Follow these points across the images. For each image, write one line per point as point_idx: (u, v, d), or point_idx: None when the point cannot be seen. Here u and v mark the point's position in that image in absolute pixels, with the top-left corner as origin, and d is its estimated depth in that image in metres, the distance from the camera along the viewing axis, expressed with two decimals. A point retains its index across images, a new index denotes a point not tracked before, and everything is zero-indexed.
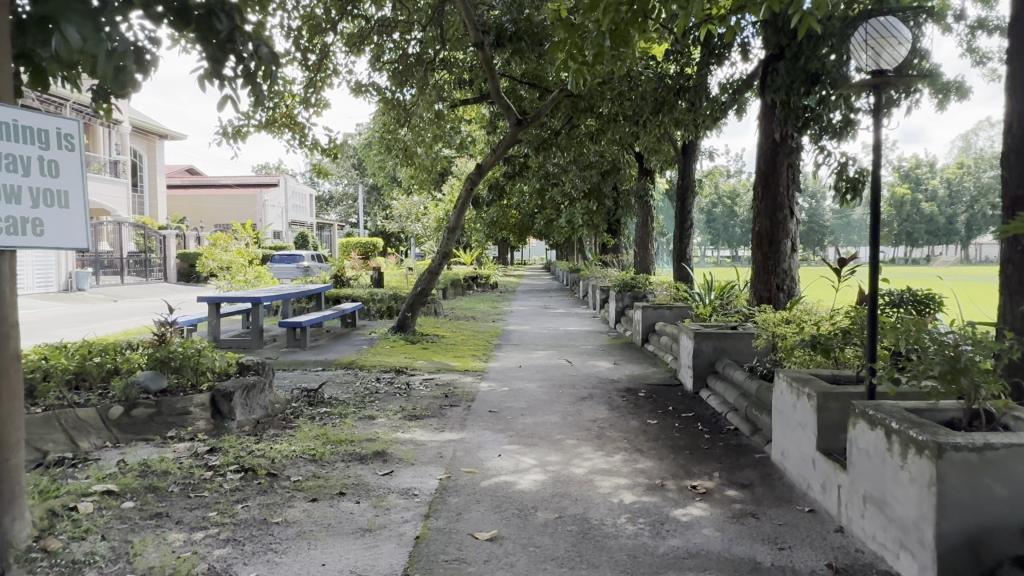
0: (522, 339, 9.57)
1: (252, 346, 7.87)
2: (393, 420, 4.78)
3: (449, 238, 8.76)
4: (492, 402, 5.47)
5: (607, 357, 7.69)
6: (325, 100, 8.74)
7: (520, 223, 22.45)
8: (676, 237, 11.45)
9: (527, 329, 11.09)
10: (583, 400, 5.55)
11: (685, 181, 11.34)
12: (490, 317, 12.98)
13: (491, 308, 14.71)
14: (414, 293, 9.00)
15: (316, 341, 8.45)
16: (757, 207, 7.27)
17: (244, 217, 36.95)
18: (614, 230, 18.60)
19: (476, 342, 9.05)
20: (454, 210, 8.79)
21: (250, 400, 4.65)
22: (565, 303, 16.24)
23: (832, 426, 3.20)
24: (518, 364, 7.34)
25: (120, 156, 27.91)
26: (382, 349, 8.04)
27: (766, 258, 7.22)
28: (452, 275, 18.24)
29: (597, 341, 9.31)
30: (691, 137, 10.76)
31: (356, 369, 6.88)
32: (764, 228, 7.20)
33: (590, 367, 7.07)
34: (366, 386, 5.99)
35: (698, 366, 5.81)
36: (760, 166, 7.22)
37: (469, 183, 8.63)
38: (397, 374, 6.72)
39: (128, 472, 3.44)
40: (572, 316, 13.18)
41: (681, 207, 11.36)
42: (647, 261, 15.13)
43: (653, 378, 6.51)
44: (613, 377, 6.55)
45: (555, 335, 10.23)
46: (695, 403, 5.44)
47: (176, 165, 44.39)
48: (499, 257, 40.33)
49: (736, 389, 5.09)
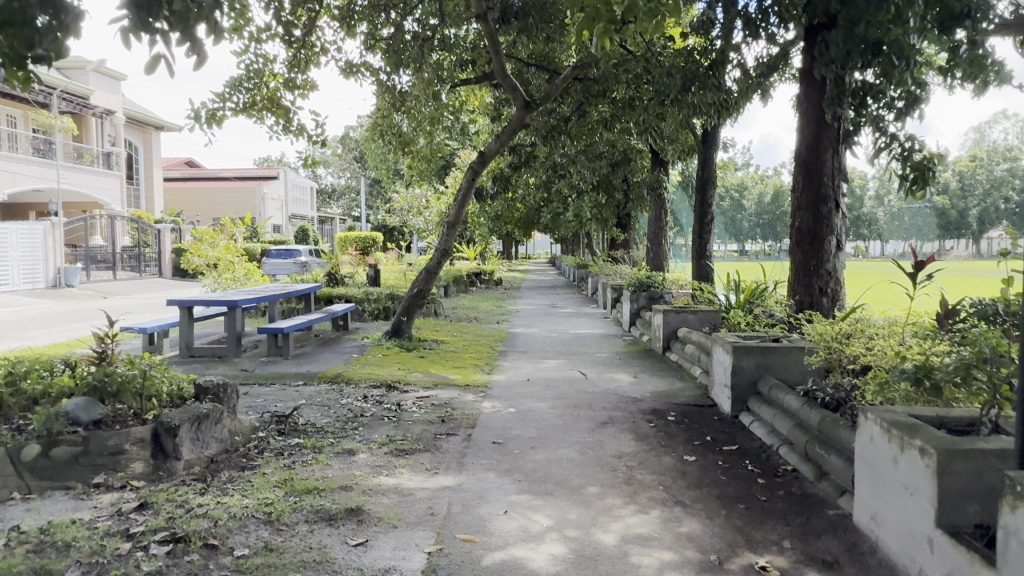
0: (529, 345, 8.73)
1: (228, 355, 7.04)
2: (376, 458, 3.94)
3: (449, 235, 7.93)
4: (496, 429, 4.64)
5: (626, 367, 6.85)
6: (312, 81, 7.88)
7: (525, 217, 21.59)
8: (695, 233, 10.59)
9: (534, 332, 10.26)
10: (604, 427, 4.71)
11: (705, 172, 10.46)
12: (493, 317, 12.16)
13: (495, 307, 13.88)
14: (410, 295, 8.15)
15: (302, 349, 7.62)
16: (797, 200, 6.41)
17: (243, 211, 36.23)
18: (624, 224, 17.72)
19: (479, 348, 8.22)
20: (454, 203, 7.91)
21: (202, 434, 3.80)
22: (573, 302, 15.38)
23: (958, 495, 2.36)
24: (526, 377, 6.50)
25: (114, 148, 27.12)
26: (374, 358, 7.20)
27: (806, 257, 6.37)
28: (453, 272, 17.40)
29: (612, 347, 8.46)
30: (713, 123, 9.88)
31: (341, 384, 6.06)
32: (804, 224, 6.35)
33: (607, 382, 6.22)
34: (350, 408, 5.15)
35: (737, 385, 4.98)
36: (800, 152, 6.37)
37: (471, 174, 7.76)
38: (388, 389, 5.90)
39: (18, 548, 2.62)
40: (582, 317, 12.34)
41: (700, 200, 10.49)
42: (661, 258, 14.27)
43: (681, 396, 5.66)
44: (635, 395, 5.73)
45: (565, 339, 9.40)
46: (736, 432, 4.60)
47: (174, 158, 43.61)
48: (503, 251, 39.55)
49: (789, 417, 4.26)
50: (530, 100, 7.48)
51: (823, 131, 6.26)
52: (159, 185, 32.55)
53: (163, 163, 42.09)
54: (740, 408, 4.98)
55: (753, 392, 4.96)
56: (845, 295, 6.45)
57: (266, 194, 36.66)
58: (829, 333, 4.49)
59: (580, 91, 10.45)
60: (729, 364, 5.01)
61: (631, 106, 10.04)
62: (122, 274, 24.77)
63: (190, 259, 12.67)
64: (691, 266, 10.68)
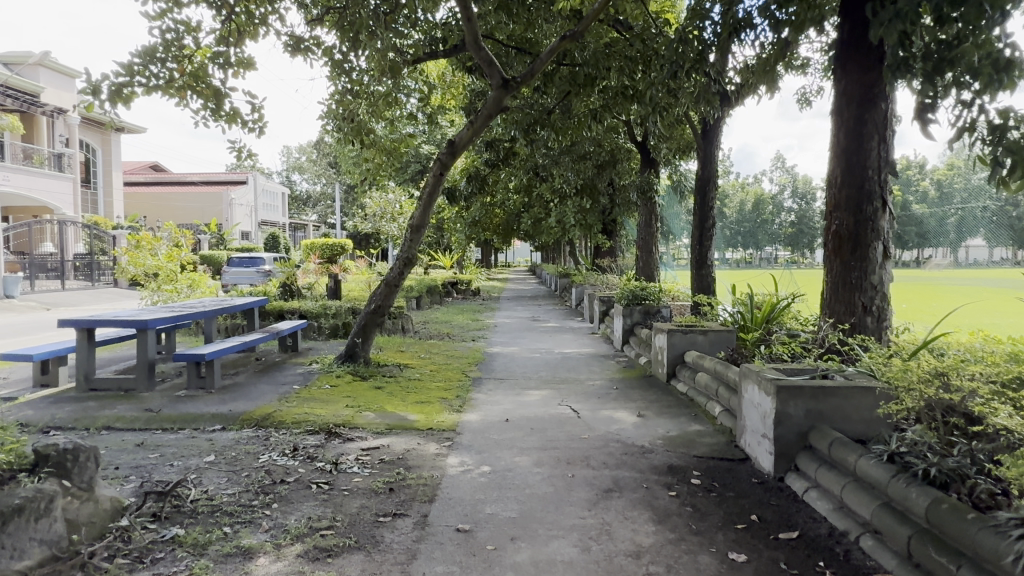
0: (509, 369, 7.48)
1: (138, 389, 5.70)
2: (281, 569, 2.67)
3: (412, 243, 6.66)
4: (462, 505, 3.38)
5: (627, 401, 5.63)
6: (248, 58, 6.58)
7: (504, 224, 20.33)
8: (695, 239, 9.43)
9: (514, 351, 9.03)
10: (610, 500, 3.47)
11: (706, 170, 9.31)
12: (468, 333, 10.90)
13: (471, 321, 12.62)
14: (365, 312, 6.83)
15: (233, 378, 6.30)
16: (835, 198, 5.28)
17: (209, 217, 34.68)
18: (610, 230, 16.61)
19: (449, 374, 6.96)
20: (419, 203, 6.63)
21: (13, 537, 2.46)
22: (555, 315, 14.15)
23: None
24: (505, 416, 5.25)
25: (67, 149, 25.47)
26: (321, 391, 5.90)
27: (847, 267, 5.23)
28: (427, 282, 16.11)
29: (606, 372, 7.25)
30: (716, 113, 8.73)
31: (269, 429, 4.76)
32: (843, 227, 5.22)
33: (606, 424, 4.99)
34: (268, 472, 3.87)
35: (783, 436, 3.77)
36: (840, 141, 5.25)
37: (437, 169, 6.45)
38: (328, 436, 4.61)
39: None
40: (567, 332, 11.12)
41: (700, 203, 9.35)
42: (652, 267, 13.10)
43: (702, 445, 4.45)
44: (642, 443, 4.51)
45: (550, 361, 8.17)
46: (786, 507, 3.40)
47: (138, 161, 41.80)
48: (482, 260, 38.36)
49: (866, 490, 3.08)
50: (509, 79, 6.26)
51: (868, 113, 5.12)
52: (118, 189, 30.87)
53: (125, 167, 40.28)
54: (787, 466, 3.79)
55: (803, 447, 3.77)
56: (891, 313, 5.32)
57: (234, 199, 35.05)
58: (912, 374, 3.32)
59: (565, 79, 9.24)
60: (772, 409, 3.81)
61: (624, 96, 8.88)
62: (73, 283, 23.08)
63: (126, 268, 11.16)
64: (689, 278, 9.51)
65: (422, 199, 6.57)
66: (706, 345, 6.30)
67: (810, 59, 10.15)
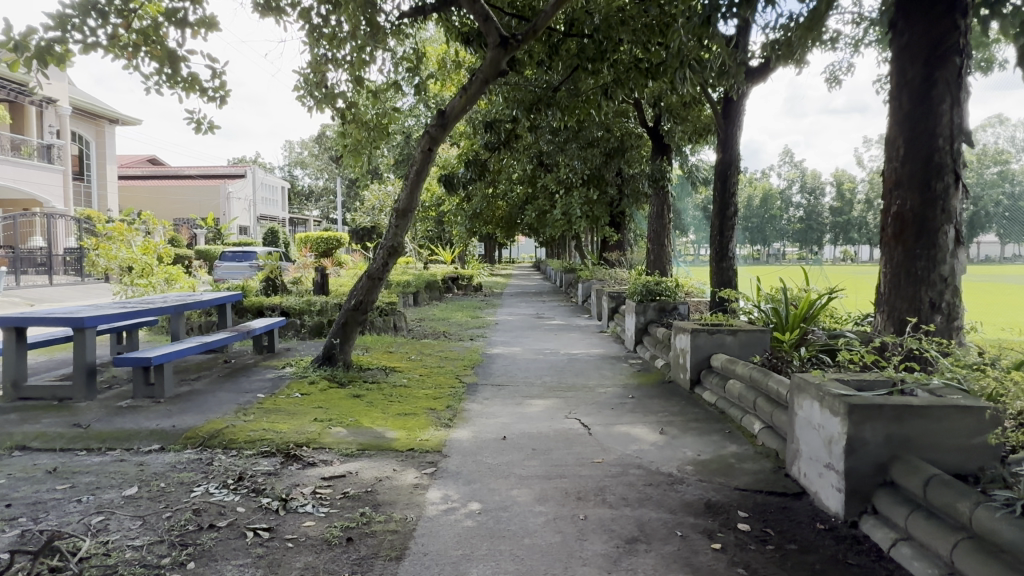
0: (509, 373, 6.65)
1: (75, 399, 4.90)
2: None
3: (398, 230, 5.82)
4: (441, 564, 2.55)
5: (647, 414, 4.79)
6: (210, 17, 5.77)
7: (506, 218, 19.48)
8: (715, 228, 8.57)
9: (516, 351, 8.20)
10: (636, 557, 2.63)
11: (727, 152, 8.46)
12: (467, 331, 10.06)
13: (471, 318, 11.78)
14: (345, 309, 5.98)
15: (190, 385, 5.48)
16: (896, 173, 4.42)
17: (207, 211, 33.97)
18: (618, 223, 15.73)
19: (440, 380, 6.12)
20: (406, 184, 5.77)
21: None
22: (560, 312, 13.32)
23: None
24: (502, 433, 4.41)
25: (56, 141, 24.70)
26: (288, 400, 5.06)
27: (910, 256, 4.36)
28: (425, 277, 15.29)
29: (619, 376, 6.41)
30: (738, 87, 7.88)
31: (216, 450, 3.93)
32: (906, 207, 4.35)
33: (623, 444, 4.14)
34: (197, 512, 3.04)
35: (857, 469, 2.92)
36: (904, 104, 4.39)
37: (425, 144, 5.57)
38: (285, 460, 3.79)
39: None
40: (574, 331, 10.28)
41: (721, 189, 8.49)
42: (663, 261, 12.23)
43: (744, 474, 3.60)
44: (670, 471, 3.67)
45: (554, 363, 7.33)
46: (870, 571, 2.56)
47: (135, 155, 41.06)
48: (486, 256, 37.53)
49: (993, 554, 2.22)
50: (509, 37, 5.39)
51: (938, 71, 4.26)
52: (112, 182, 30.13)
53: (122, 160, 39.55)
54: (861, 508, 2.94)
55: (882, 483, 2.92)
56: (964, 310, 4.43)
57: (231, 193, 34.25)
58: None
59: (573, 53, 8.39)
60: (843, 434, 2.95)
61: (637, 70, 8.03)
62: (62, 278, 22.36)
63: (97, 261, 10.33)
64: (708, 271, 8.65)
65: (408, 180, 5.70)
66: (735, 347, 5.44)
67: (840, 34, 9.27)
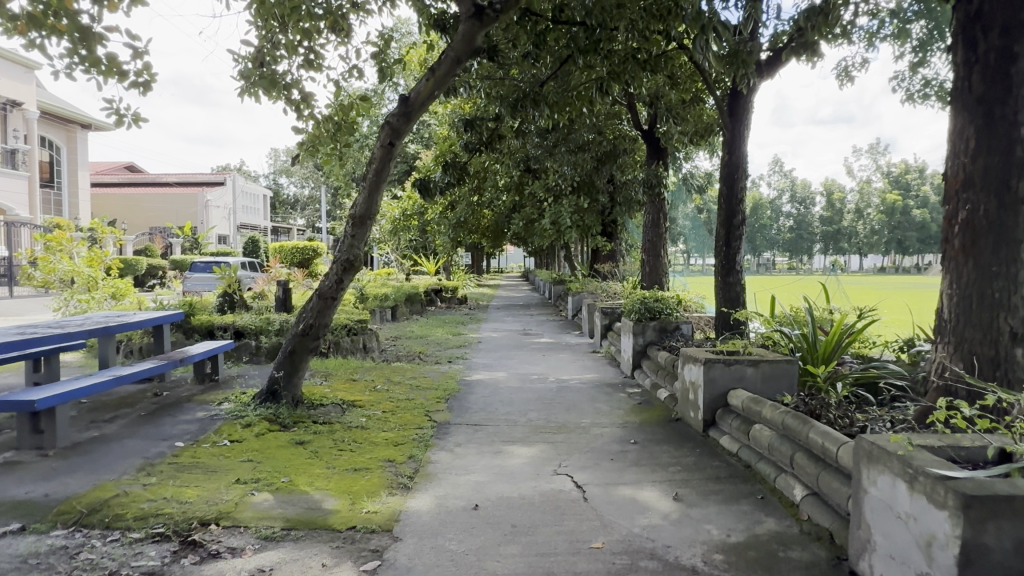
0: (490, 406, 5.72)
1: None
2: None
3: (354, 241, 4.88)
4: None
5: (655, 470, 3.87)
6: None
7: (493, 226, 18.56)
8: (720, 239, 7.70)
9: (499, 376, 7.27)
10: None
11: (734, 155, 7.61)
12: (446, 351, 9.12)
13: (452, 335, 10.83)
14: (291, 335, 5.04)
15: (99, 429, 4.50)
16: (964, 171, 3.54)
17: (183, 220, 32.88)
18: (610, 231, 14.86)
19: (407, 418, 5.18)
20: (364, 185, 4.85)
21: None
22: (549, 328, 12.41)
23: None
24: (474, 498, 3.48)
25: (22, 145, 23.57)
26: (213, 449, 4.10)
27: (985, 273, 3.45)
28: (405, 290, 14.34)
29: (616, 411, 5.49)
30: (746, 81, 7.03)
31: (92, 533, 2.97)
32: (980, 213, 3.46)
33: (628, 517, 3.22)
34: None
35: None
36: (975, 87, 3.52)
37: (385, 137, 4.66)
38: (180, 550, 2.84)
39: None
40: (564, 351, 9.36)
41: (726, 194, 7.63)
42: (659, 273, 11.36)
43: (793, 569, 2.68)
44: (694, 562, 2.74)
45: (542, 392, 6.39)
46: None
47: (112, 161, 39.80)
48: (473, 266, 36.61)
49: None
50: (485, 7, 4.50)
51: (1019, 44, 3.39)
52: (84, 189, 28.96)
53: (97, 167, 38.33)
54: None
55: None
56: None
57: (209, 201, 33.10)
58: None
59: (562, 42, 7.48)
60: (955, 539, 2.04)
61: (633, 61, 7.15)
62: (24, 290, 21.17)
63: (34, 275, 9.27)
64: (713, 287, 7.76)
65: (367, 180, 4.78)
66: (757, 381, 4.55)
67: (852, 29, 8.46)
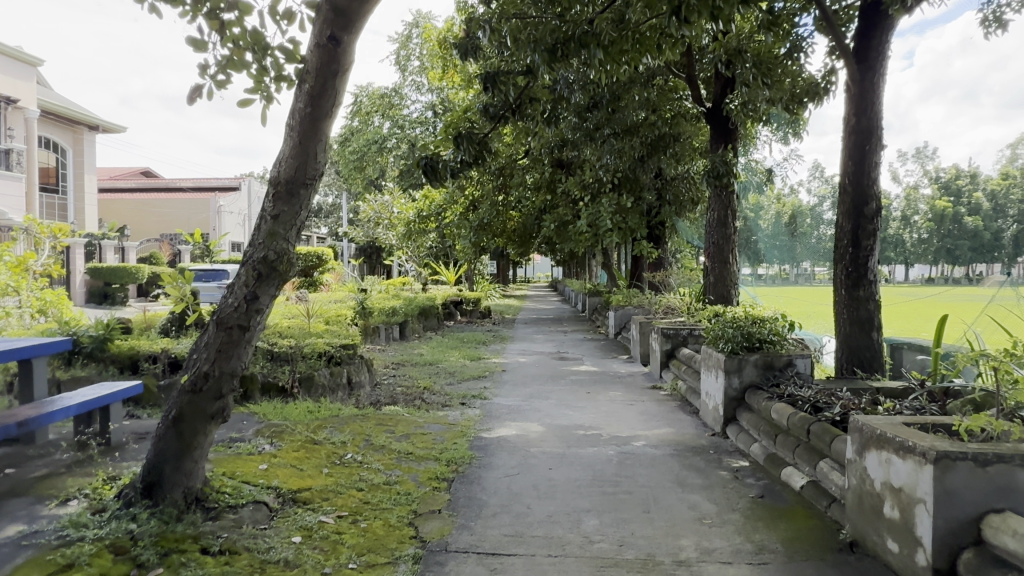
0: (519, 497, 3.54)
1: None
2: None
3: (276, 226, 2.77)
4: None
5: None
6: None
7: (521, 230, 16.41)
8: (844, 235, 5.42)
9: (531, 430, 5.08)
10: None
11: (863, 118, 5.36)
12: (460, 386, 6.96)
13: (470, 361, 8.65)
14: (176, 393, 2.94)
15: None
16: None
17: (195, 226, 31.31)
18: (658, 236, 12.61)
19: (376, 534, 3.00)
20: (291, 123, 2.76)
21: None
22: (589, 350, 10.18)
23: None
24: None
25: (19, 145, 22.00)
26: None
27: None
28: (418, 302, 12.21)
29: (733, 517, 3.25)
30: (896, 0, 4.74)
31: None
32: None
33: None
34: None
35: None
36: None
37: (324, 25, 2.61)
38: None
39: None
40: (614, 386, 7.12)
41: (854, 172, 5.35)
42: (727, 284, 9.06)
43: None
44: None
45: (596, 465, 4.17)
46: None
47: (129, 167, 38.57)
48: (498, 275, 34.56)
49: None
50: None
51: None
52: (90, 194, 27.51)
53: (112, 173, 37.09)
54: None
55: None
56: None
57: (223, 207, 31.48)
58: None
59: None
60: None
61: None
62: None
63: None
64: (832, 305, 5.50)
65: (298, 116, 2.72)
66: None
67: None
